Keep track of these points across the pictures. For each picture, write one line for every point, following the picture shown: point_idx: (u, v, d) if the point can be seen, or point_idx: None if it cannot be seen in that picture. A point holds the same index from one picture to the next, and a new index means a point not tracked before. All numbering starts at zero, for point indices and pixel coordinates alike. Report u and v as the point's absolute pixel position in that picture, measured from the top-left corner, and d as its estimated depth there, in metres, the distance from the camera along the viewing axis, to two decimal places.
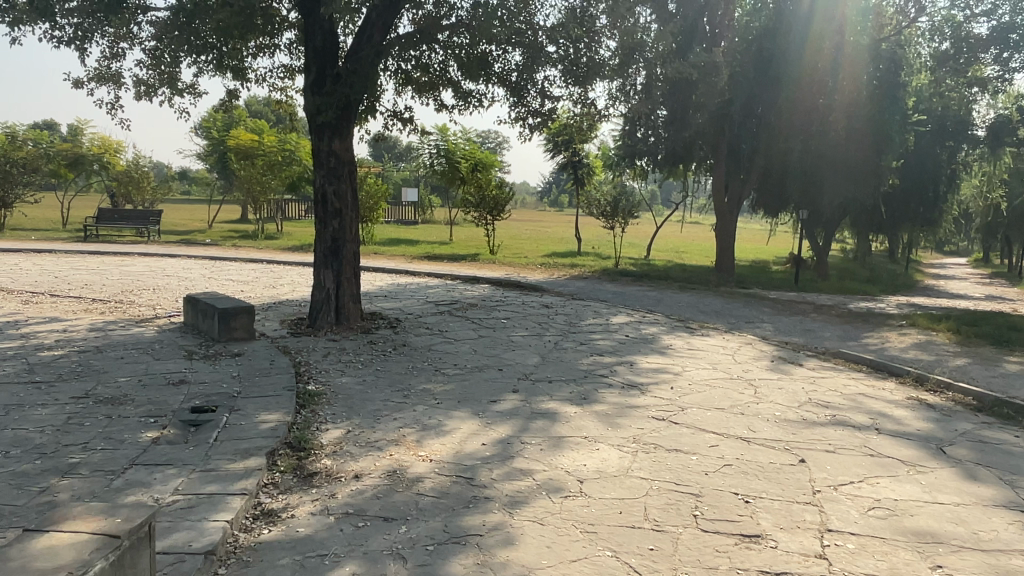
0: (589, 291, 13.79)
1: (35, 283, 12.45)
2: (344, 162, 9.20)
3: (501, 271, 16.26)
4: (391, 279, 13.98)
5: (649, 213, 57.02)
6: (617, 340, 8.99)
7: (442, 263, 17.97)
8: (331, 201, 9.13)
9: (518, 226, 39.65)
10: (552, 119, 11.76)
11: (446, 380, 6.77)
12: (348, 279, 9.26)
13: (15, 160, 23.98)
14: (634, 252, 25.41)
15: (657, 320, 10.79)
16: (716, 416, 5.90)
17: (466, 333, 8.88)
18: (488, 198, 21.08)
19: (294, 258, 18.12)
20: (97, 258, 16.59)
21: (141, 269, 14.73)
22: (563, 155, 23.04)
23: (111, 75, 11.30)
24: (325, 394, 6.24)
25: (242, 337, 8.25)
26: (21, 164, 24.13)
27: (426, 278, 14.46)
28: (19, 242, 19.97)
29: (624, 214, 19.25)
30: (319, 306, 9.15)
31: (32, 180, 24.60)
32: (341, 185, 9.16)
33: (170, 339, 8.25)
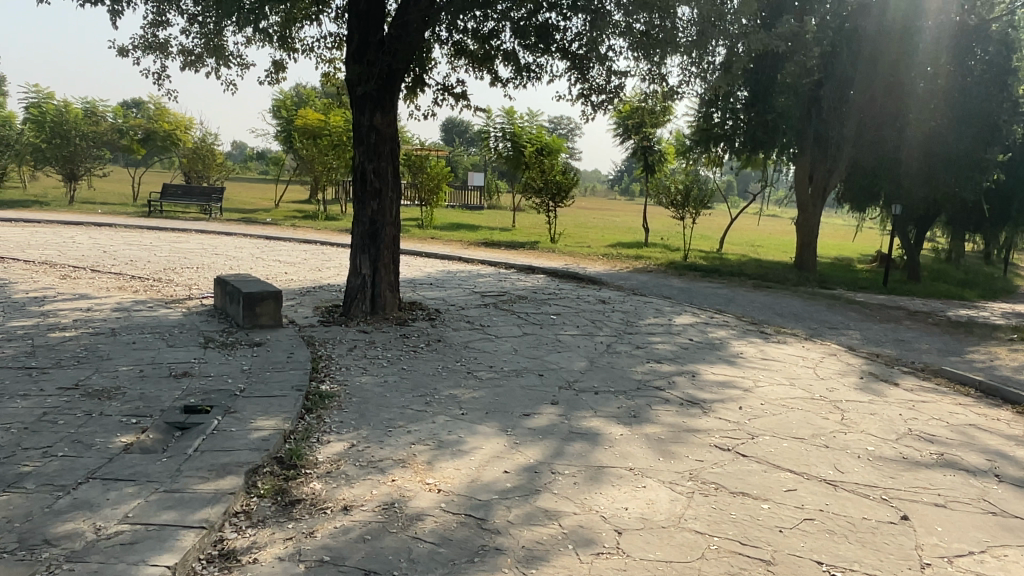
0: (654, 286, 12.78)
1: (81, 257, 12.19)
2: (386, 138, 8.47)
3: (560, 261, 15.40)
4: (443, 266, 13.30)
5: (723, 204, 54.94)
6: (679, 345, 8.01)
7: (500, 250, 17.23)
8: (370, 180, 8.42)
9: (587, 214, 38.71)
10: (619, 97, 10.79)
11: (477, 386, 5.95)
12: (387, 265, 8.57)
13: (87, 134, 24.71)
14: (705, 245, 24.11)
15: (725, 322, 9.73)
16: (792, 448, 4.90)
17: (510, 330, 8.04)
18: (552, 183, 20.16)
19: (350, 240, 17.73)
20: (153, 234, 16.41)
21: (191, 247, 14.42)
22: (633, 140, 21.90)
23: (158, 44, 10.87)
24: (338, 397, 5.50)
25: (268, 324, 7.62)
26: (91, 138, 24.86)
27: (480, 266, 13.73)
28: (84, 216, 20.16)
29: (696, 203, 18.16)
30: (354, 294, 8.48)
31: (100, 154, 25.35)
32: (381, 162, 8.45)
33: (191, 323, 7.67)
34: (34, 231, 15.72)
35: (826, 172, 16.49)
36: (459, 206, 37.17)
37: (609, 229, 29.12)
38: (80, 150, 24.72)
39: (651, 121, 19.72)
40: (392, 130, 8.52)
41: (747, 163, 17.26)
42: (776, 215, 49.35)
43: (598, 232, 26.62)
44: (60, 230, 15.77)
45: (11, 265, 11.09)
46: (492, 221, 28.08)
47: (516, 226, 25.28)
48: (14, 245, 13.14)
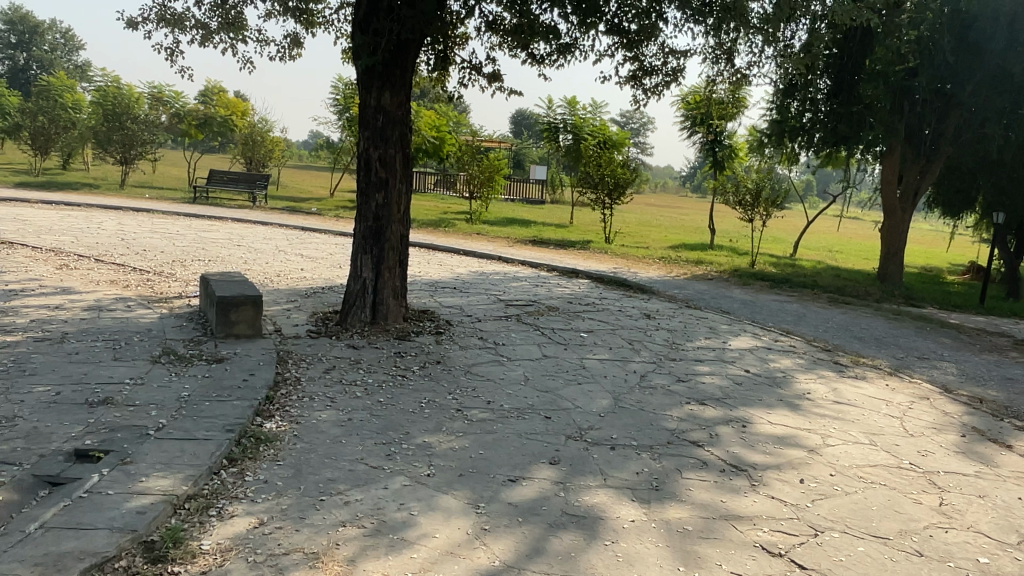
0: (712, 297, 11.31)
1: (95, 244, 11.49)
2: (395, 120, 7.32)
3: (610, 264, 14.02)
4: (478, 267, 12.13)
5: (800, 204, 52.14)
6: (731, 377, 6.60)
7: (548, 249, 15.95)
8: (375, 170, 7.29)
9: (653, 212, 36.96)
10: (677, 80, 9.38)
11: (461, 432, 4.71)
12: (392, 268, 7.44)
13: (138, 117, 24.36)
14: (776, 250, 22.22)
15: (792, 348, 8.22)
16: (872, 556, 3.50)
17: (526, 352, 6.77)
18: (609, 177, 18.73)
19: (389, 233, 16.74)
20: (186, 221, 15.77)
21: (217, 237, 13.65)
22: (701, 134, 20.28)
23: (173, 19, 9.99)
24: (278, 442, 4.34)
25: (245, 334, 6.56)
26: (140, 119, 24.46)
27: (519, 269, 12.49)
28: (127, 201, 19.74)
29: (767, 203, 16.40)
30: (353, 299, 7.38)
31: (152, 137, 25.00)
32: (388, 147, 7.30)
33: (160, 329, 6.69)
34: (68, 215, 15.27)
35: (919, 174, 14.52)
36: (519, 199, 35.98)
37: (673, 228, 27.50)
38: (134, 134, 24.52)
39: (720, 112, 18.07)
40: (402, 111, 7.37)
41: (827, 161, 15.48)
42: (858, 218, 46.39)
43: (660, 232, 25.03)
44: (90, 215, 15.22)
45: (15, 251, 10.43)
46: (549, 217, 26.80)
47: (572, 223, 23.91)
48: (33, 229, 12.57)
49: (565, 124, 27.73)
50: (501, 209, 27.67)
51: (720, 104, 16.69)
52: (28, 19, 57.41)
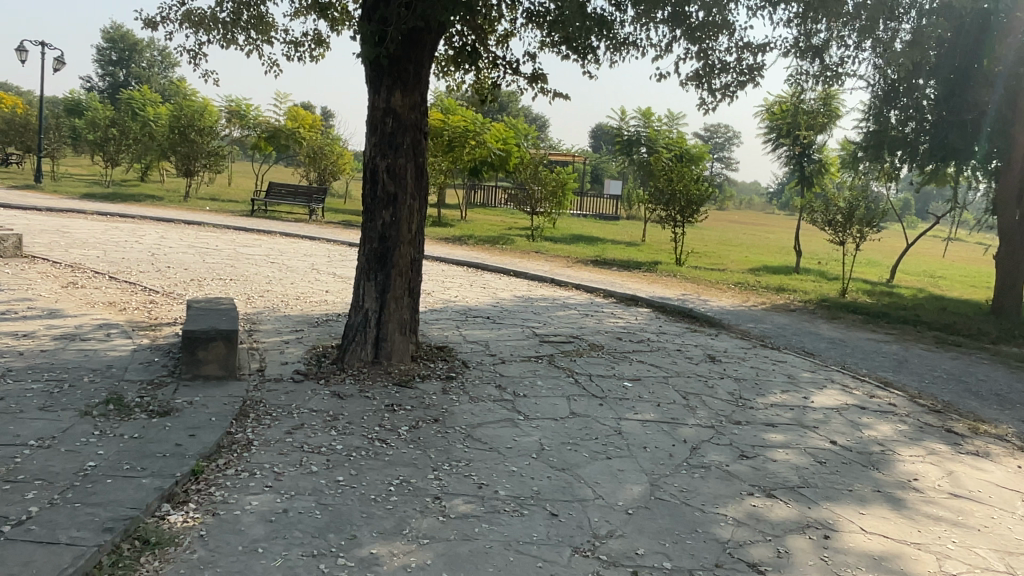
0: (794, 334, 9.74)
1: (120, 260, 10.85)
2: (408, 123, 6.21)
3: (677, 291, 12.55)
4: (526, 293, 10.90)
5: (898, 225, 48.81)
6: (811, 454, 5.14)
7: (610, 271, 14.56)
8: (382, 183, 6.20)
9: (736, 230, 34.93)
10: (754, 79, 7.96)
11: (427, 539, 3.46)
12: (399, 300, 6.30)
13: (204, 128, 24.28)
14: (871, 275, 20.11)
15: (891, 408, 6.63)
16: None
17: (550, 409, 5.49)
18: (681, 195, 17.25)
19: (442, 249, 15.71)
20: (231, 235, 15.16)
21: (256, 252, 12.91)
22: (786, 146, 18.55)
23: (199, 19, 9.20)
24: (170, 549, 3.21)
25: (215, 376, 5.53)
26: (207, 132, 24.42)
27: (572, 295, 11.19)
28: (184, 213, 19.45)
29: (861, 224, 14.55)
30: (352, 335, 6.27)
31: (218, 149, 24.87)
32: (397, 155, 6.19)
33: (124, 366, 5.73)
34: (114, 227, 14.87)
35: None
36: (591, 214, 34.62)
37: (755, 248, 25.61)
38: (200, 146, 24.44)
39: (809, 123, 16.33)
40: (416, 113, 6.26)
41: (932, 178, 13.56)
42: (963, 241, 42.92)
43: (740, 252, 23.25)
44: (135, 229, 14.78)
45: (31, 266, 9.85)
46: (622, 234, 25.38)
47: (645, 242, 22.39)
48: (66, 241, 12.06)
49: (640, 136, 26.34)
50: (571, 225, 26.38)
51: (808, 114, 15.01)
52: (127, 36, 59.64)
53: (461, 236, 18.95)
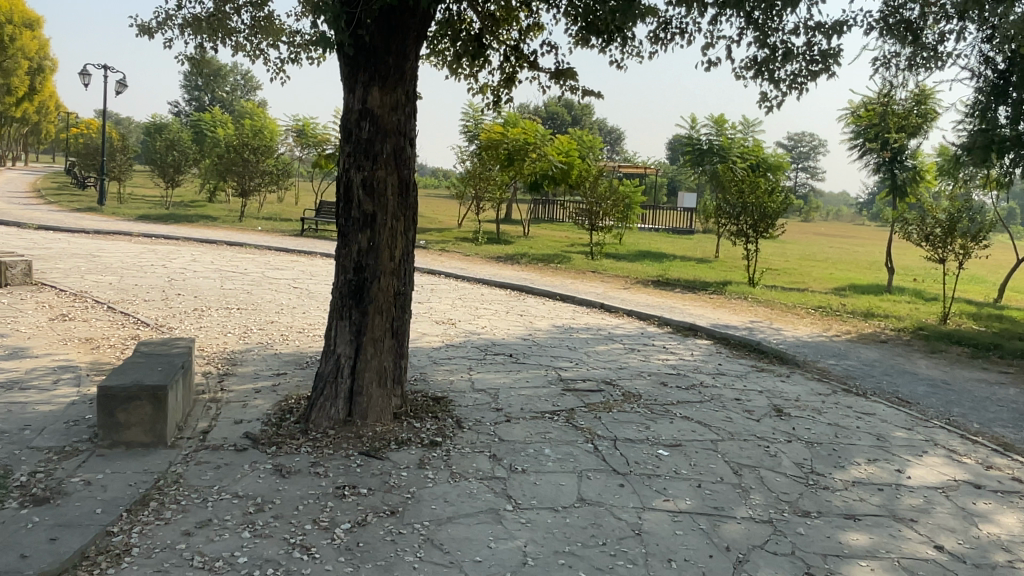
0: (886, 374, 8.09)
1: (132, 286, 10.15)
2: (388, 128, 5.07)
3: (746, 318, 10.99)
4: (567, 322, 9.59)
5: (1004, 236, 45.00)
6: (908, 571, 3.67)
7: (672, 293, 13.08)
8: (358, 201, 5.07)
9: (822, 244, 32.50)
10: (829, 67, 6.54)
11: None
12: (379, 343, 5.12)
13: (260, 148, 23.96)
14: (975, 294, 17.87)
15: (1017, 486, 5.02)
16: None
17: (551, 493, 4.18)
18: (754, 208, 15.56)
19: (488, 269, 14.57)
20: (268, 256, 14.44)
21: (285, 275, 12.07)
22: (874, 154, 16.64)
23: (208, 22, 8.16)
24: None
25: (140, 443, 4.50)
26: (263, 151, 24.11)
27: (621, 323, 9.82)
28: (232, 234, 18.99)
29: (964, 238, 12.62)
30: (322, 387, 5.12)
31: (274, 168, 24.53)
32: (374, 166, 5.05)
33: (43, 425, 4.77)
34: (151, 250, 14.36)
35: None
36: (663, 229, 32.97)
37: (840, 263, 23.53)
38: (254, 165, 24.12)
39: (902, 125, 14.46)
40: (399, 116, 5.11)
41: None
42: None
43: (824, 268, 21.23)
44: (171, 251, 14.23)
45: (34, 293, 9.21)
46: (693, 250, 23.72)
47: (717, 259, 20.70)
48: (87, 266, 11.48)
49: (712, 145, 24.66)
50: (638, 241, 24.89)
51: (899, 116, 13.21)
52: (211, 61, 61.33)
53: (515, 254, 17.78)
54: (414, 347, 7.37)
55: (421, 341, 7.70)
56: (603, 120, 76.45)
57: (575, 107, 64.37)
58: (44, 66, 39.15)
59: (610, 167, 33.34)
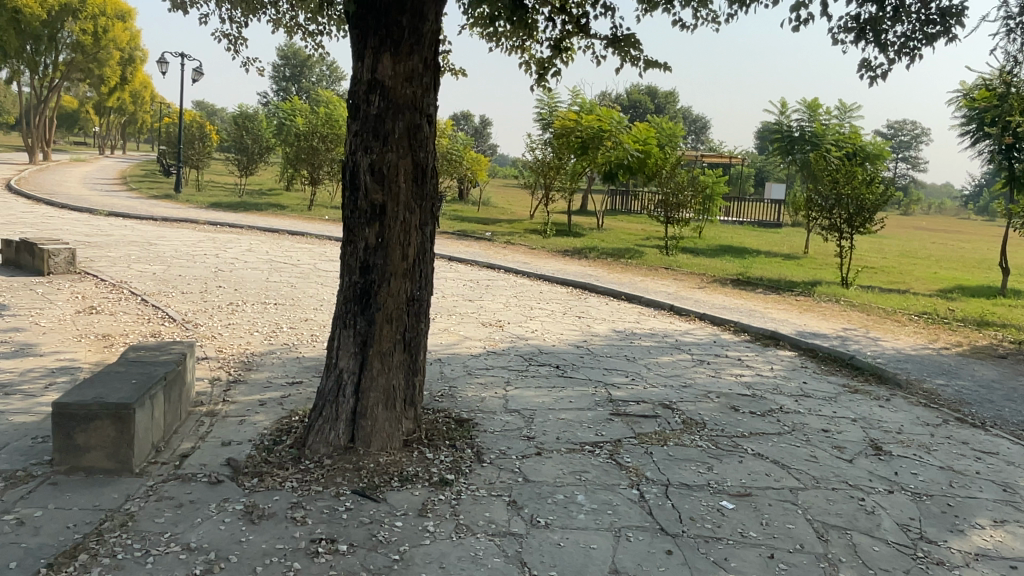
0: (1008, 399, 6.77)
1: (176, 277, 9.76)
2: (400, 101, 4.26)
3: (836, 325, 9.73)
4: (630, 327, 8.61)
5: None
6: None
7: (752, 293, 11.88)
8: (364, 188, 4.28)
9: (925, 239, 30.04)
10: (951, 30, 5.39)
11: None
12: (387, 358, 4.34)
13: (331, 136, 23.69)
14: None
15: None
16: None
17: (576, 561, 3.29)
18: (849, 200, 14.08)
19: (552, 264, 13.67)
20: (326, 246, 13.98)
21: (337, 267, 11.52)
22: (990, 141, 14.83)
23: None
24: None
25: (102, 470, 3.86)
26: (333, 139, 23.84)
27: (691, 329, 8.76)
28: (299, 223, 18.74)
29: None
30: (321, 405, 4.36)
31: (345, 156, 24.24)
32: (383, 147, 4.26)
33: (7, 442, 4.20)
34: (211, 238, 14.12)
35: None
36: (747, 221, 31.24)
37: (945, 260, 21.50)
38: (325, 154, 23.90)
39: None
40: (413, 87, 4.29)
41: None
42: None
43: (927, 267, 19.38)
44: (230, 240, 13.95)
45: (74, 283, 8.91)
46: (780, 245, 22.14)
47: (806, 255, 19.15)
48: (139, 255, 11.22)
49: (803, 133, 23.29)
50: (720, 235, 23.48)
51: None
52: (298, 52, 62.51)
53: (584, 248, 16.80)
54: (451, 354, 6.57)
55: (460, 348, 6.90)
56: (688, 108, 74.03)
57: (659, 94, 62.51)
58: (135, 58, 40.50)
59: (693, 156, 31.80)
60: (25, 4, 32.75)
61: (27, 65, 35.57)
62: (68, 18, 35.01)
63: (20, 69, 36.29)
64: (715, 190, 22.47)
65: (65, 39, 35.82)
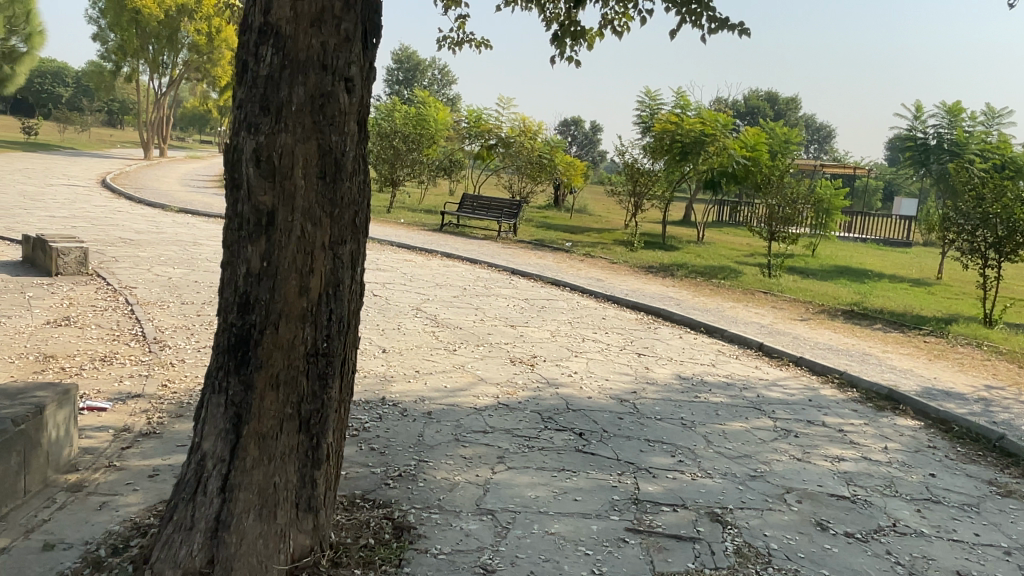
0: None
1: (192, 282, 8.76)
2: (302, 56, 2.83)
3: (975, 382, 7.59)
4: (700, 373, 6.84)
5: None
6: None
7: (867, 330, 9.78)
8: (247, 185, 2.87)
9: None
10: None
11: None
12: (270, 444, 2.91)
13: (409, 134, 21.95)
14: None
15: None
16: None
17: None
18: (998, 220, 11.62)
19: (629, 283, 11.97)
20: (382, 251, 12.81)
21: (379, 277, 10.27)
22: None
23: None
24: None
25: None
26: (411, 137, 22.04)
27: (779, 380, 6.91)
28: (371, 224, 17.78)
29: None
30: (177, 504, 2.97)
31: (416, 156, 22.11)
32: (275, 126, 2.84)
33: None
34: None
35: None
36: (871, 239, 28.17)
37: None
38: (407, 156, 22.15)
39: None
40: (323, 36, 2.84)
41: None
42: None
43: None
44: None
45: (75, 286, 8.04)
46: (908, 268, 19.38)
47: (939, 281, 16.54)
48: (173, 256, 10.38)
49: (941, 142, 20.58)
50: (836, 253, 20.92)
51: None
52: (412, 56, 63.02)
53: (674, 263, 14.95)
54: (447, 407, 5.07)
55: (464, 397, 5.37)
56: (812, 117, 69.72)
57: (779, 100, 59.05)
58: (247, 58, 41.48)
59: (812, 166, 29.01)
60: (144, 5, 34.76)
61: (148, 64, 37.01)
62: (186, 19, 36.16)
63: (141, 68, 37.86)
64: (832, 204, 19.96)
65: (183, 39, 37.05)
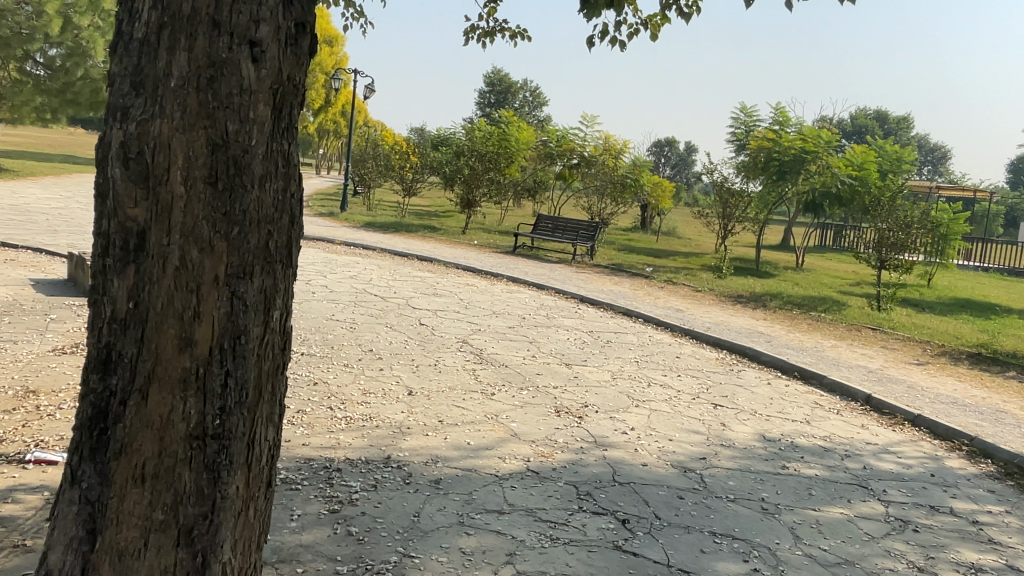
0: None
1: None
2: (186, 11, 1.97)
3: None
4: (789, 432, 5.61)
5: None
6: None
7: (997, 379, 8.22)
8: (112, 194, 2.03)
9: None
10: None
11: None
12: (132, 565, 2.04)
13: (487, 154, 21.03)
14: None
15: None
16: None
17: None
18: None
19: (713, 314, 10.71)
20: (444, 275, 12.01)
21: (432, 303, 9.44)
22: None
23: None
24: None
25: None
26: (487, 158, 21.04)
27: (890, 444, 5.60)
28: (443, 244, 17.07)
29: None
30: None
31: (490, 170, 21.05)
32: (148, 109, 1.99)
33: None
34: (326, 259, 12.69)
35: None
36: (995, 268, 25.50)
37: None
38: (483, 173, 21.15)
39: None
40: None
41: None
42: None
43: None
44: (345, 263, 12.44)
45: None
46: None
47: None
48: None
49: None
50: (955, 285, 18.80)
51: None
52: (505, 78, 62.84)
53: (767, 292, 13.52)
54: (462, 475, 4.10)
55: (487, 458, 4.40)
56: (924, 136, 65.53)
57: (889, 119, 55.68)
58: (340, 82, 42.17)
59: (925, 188, 26.66)
60: None
61: None
62: None
63: None
64: (951, 228, 17.93)
65: None
